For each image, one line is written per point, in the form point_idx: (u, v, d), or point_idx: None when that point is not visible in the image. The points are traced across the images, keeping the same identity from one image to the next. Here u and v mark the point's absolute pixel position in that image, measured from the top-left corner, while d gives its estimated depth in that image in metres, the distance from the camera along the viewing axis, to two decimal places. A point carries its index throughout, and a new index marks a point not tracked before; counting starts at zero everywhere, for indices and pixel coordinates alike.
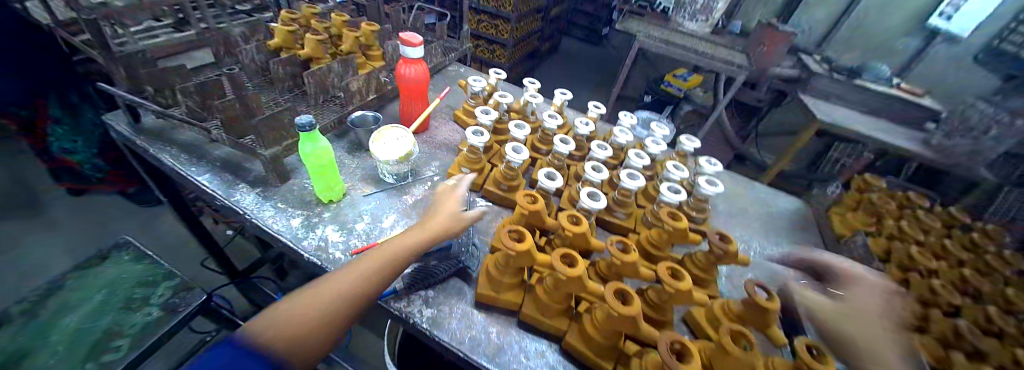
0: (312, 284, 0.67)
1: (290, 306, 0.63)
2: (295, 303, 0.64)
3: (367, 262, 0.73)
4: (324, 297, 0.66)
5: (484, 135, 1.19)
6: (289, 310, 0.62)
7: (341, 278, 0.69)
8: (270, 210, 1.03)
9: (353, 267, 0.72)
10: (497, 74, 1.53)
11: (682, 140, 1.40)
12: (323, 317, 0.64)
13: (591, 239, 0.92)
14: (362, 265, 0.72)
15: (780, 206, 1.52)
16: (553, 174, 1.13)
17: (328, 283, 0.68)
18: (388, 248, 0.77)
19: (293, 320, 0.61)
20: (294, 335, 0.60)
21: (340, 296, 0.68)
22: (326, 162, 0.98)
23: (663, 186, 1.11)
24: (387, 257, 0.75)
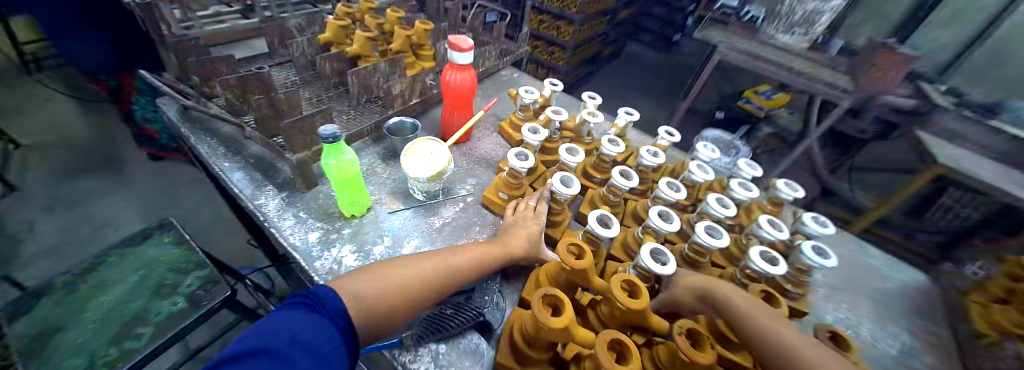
0: (383, 268, 0.70)
1: (373, 275, 0.69)
2: (377, 273, 0.70)
3: (429, 264, 0.76)
4: (403, 276, 0.71)
5: (530, 160, 1.00)
6: (374, 277, 0.69)
7: (424, 264, 0.75)
8: (291, 219, 0.96)
9: (433, 259, 0.78)
10: (553, 85, 1.35)
11: (778, 185, 1.12)
12: (399, 295, 0.69)
13: (650, 317, 0.71)
14: (443, 260, 0.78)
15: (904, 285, 1.17)
16: (608, 221, 0.92)
17: (409, 266, 0.74)
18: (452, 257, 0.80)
19: (373, 289, 0.66)
20: (368, 302, 0.64)
21: (402, 284, 0.70)
22: (350, 176, 0.87)
23: (754, 250, 0.85)
24: (447, 265, 0.78)
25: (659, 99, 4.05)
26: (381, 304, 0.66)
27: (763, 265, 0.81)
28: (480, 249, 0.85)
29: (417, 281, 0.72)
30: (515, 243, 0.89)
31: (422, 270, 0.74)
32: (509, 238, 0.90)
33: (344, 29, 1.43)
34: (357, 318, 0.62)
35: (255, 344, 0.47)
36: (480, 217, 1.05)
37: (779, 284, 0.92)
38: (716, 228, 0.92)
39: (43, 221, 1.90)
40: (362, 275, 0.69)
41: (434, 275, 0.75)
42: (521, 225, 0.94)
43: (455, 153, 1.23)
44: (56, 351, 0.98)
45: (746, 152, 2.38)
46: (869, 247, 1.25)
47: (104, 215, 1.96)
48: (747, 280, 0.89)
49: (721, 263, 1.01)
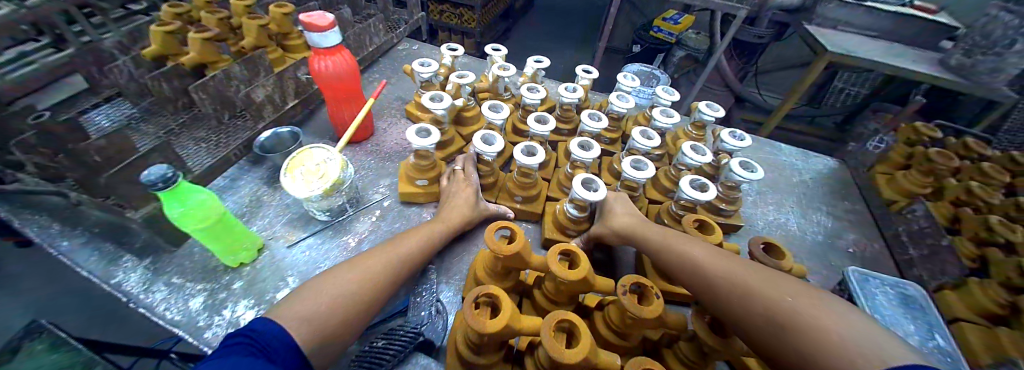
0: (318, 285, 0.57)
1: (313, 292, 0.56)
2: (315, 287, 0.57)
3: (376, 262, 0.65)
4: (350, 280, 0.60)
5: (433, 134, 0.84)
6: (315, 289, 0.56)
7: (376, 257, 0.66)
8: (164, 289, 0.84)
9: (378, 253, 0.67)
10: (452, 50, 1.17)
11: (700, 106, 1.10)
12: (353, 303, 0.58)
13: (594, 280, 0.67)
14: (391, 251, 0.69)
15: (815, 172, 1.25)
16: (533, 150, 0.91)
17: (352, 267, 0.62)
18: (396, 247, 0.70)
19: (320, 306, 0.54)
20: (317, 321, 0.52)
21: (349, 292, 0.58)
22: (213, 219, 0.73)
23: (682, 180, 0.83)
24: (396, 255, 0.68)
25: (580, 43, 4.01)
26: (332, 321, 0.54)
27: (690, 194, 0.79)
28: (425, 230, 0.77)
29: (370, 280, 0.62)
30: (455, 216, 0.82)
31: (371, 267, 0.63)
32: (448, 212, 0.82)
33: (176, 37, 1.18)
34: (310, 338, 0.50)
35: None
36: (405, 218, 0.94)
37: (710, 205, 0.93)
38: (642, 161, 0.90)
39: None
40: (299, 293, 0.56)
41: (385, 270, 0.65)
42: (455, 193, 0.86)
43: (358, 154, 1.06)
44: None
45: (664, 80, 2.45)
46: (783, 145, 1.32)
47: None
48: (681, 211, 0.88)
49: (658, 198, 0.99)
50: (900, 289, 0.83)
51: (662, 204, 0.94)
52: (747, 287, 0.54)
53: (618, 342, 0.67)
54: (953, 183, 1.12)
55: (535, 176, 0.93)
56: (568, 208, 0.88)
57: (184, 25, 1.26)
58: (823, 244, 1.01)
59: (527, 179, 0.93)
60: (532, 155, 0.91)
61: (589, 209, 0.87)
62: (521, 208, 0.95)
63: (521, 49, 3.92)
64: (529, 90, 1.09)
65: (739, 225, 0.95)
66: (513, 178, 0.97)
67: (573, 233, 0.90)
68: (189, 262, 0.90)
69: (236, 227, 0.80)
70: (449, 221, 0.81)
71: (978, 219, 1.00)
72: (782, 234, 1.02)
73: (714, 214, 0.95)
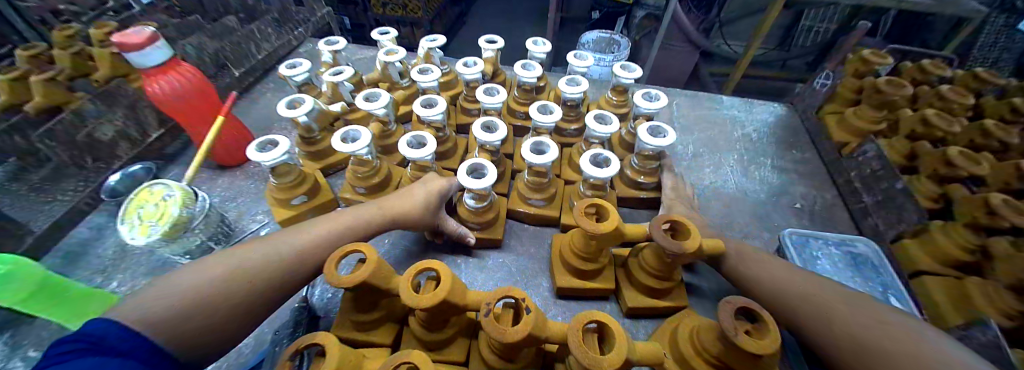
0: (257, 257, 0.56)
1: (235, 260, 0.54)
2: (180, 278, 0.49)
3: (320, 236, 0.63)
4: (224, 271, 0.51)
5: (279, 146, 0.73)
6: (242, 255, 0.55)
7: (315, 229, 0.63)
8: (21, 364, 0.69)
9: (276, 242, 0.59)
10: (331, 45, 1.01)
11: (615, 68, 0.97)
12: (231, 298, 0.50)
13: (460, 299, 0.55)
14: (333, 223, 0.66)
15: (762, 124, 1.13)
16: (421, 139, 0.79)
17: (238, 258, 0.54)
18: (339, 219, 0.67)
19: (182, 301, 0.46)
20: (219, 291, 0.50)
21: (283, 261, 0.57)
22: (35, 284, 0.58)
23: (583, 158, 0.70)
24: (341, 230, 0.65)
25: (539, 21, 3.76)
26: (198, 318, 0.47)
27: (589, 173, 0.66)
28: (351, 214, 0.68)
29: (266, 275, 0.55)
30: (403, 205, 0.71)
31: (255, 260, 0.55)
32: (400, 199, 0.72)
33: (26, 82, 1.05)
34: (211, 312, 0.48)
35: None
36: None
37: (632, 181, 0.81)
38: (545, 142, 0.77)
39: None
40: (223, 256, 0.54)
41: (275, 263, 0.56)
42: (419, 184, 0.76)
43: (235, 181, 0.94)
44: None
45: (623, 46, 2.27)
46: (721, 98, 1.20)
47: None
48: (590, 191, 0.77)
49: (571, 176, 0.89)
50: (848, 247, 0.73)
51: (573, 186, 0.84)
52: (867, 350, 0.44)
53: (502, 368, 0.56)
54: (908, 115, 1.01)
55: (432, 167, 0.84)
56: (467, 199, 0.77)
57: (36, 69, 1.11)
58: (765, 203, 0.90)
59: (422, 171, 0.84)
60: (423, 145, 0.79)
61: (490, 199, 0.76)
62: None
63: (476, 34, 3.70)
64: (420, 72, 0.93)
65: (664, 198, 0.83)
66: (409, 173, 0.86)
67: (476, 227, 0.77)
68: (51, 329, 0.74)
69: (70, 293, 0.63)
70: (409, 195, 0.73)
71: (934, 153, 0.89)
72: (717, 198, 0.90)
73: (636, 189, 0.83)
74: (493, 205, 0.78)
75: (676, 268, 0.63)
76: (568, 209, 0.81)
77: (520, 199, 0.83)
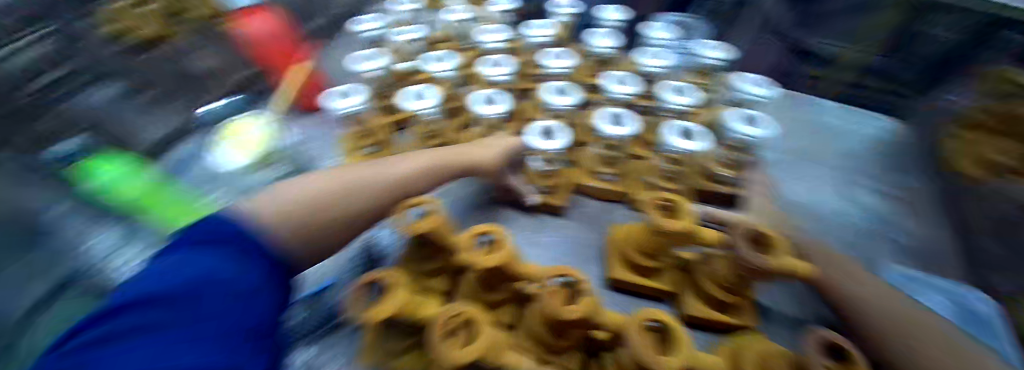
0: (360, 177, 0.63)
1: (340, 178, 0.61)
2: (305, 187, 0.58)
3: (409, 169, 0.67)
4: (333, 187, 0.59)
5: (356, 94, 0.77)
6: (349, 174, 0.63)
7: (406, 163, 0.68)
8: (122, 255, 0.81)
9: (369, 167, 0.65)
10: (407, 1, 1.01)
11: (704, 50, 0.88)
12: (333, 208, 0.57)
13: (511, 269, 0.55)
14: (420, 159, 0.70)
15: (862, 137, 0.99)
16: (490, 98, 0.77)
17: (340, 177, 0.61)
18: (426, 157, 0.70)
19: (303, 205, 0.55)
20: (325, 201, 0.57)
21: (376, 184, 0.62)
22: None
23: (665, 129, 0.66)
24: (426, 167, 0.68)
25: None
26: (314, 221, 0.55)
27: (672, 144, 0.63)
28: (436, 154, 0.72)
29: (362, 195, 0.60)
30: (481, 151, 0.73)
31: (360, 179, 0.62)
32: (480, 147, 0.74)
33: None
34: (317, 218, 0.55)
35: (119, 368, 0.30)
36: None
37: (709, 173, 0.77)
38: (623, 114, 0.70)
39: None
40: (332, 175, 0.62)
41: (369, 183, 0.61)
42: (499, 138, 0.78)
43: (307, 122, 0.99)
44: None
45: None
46: (827, 103, 1.10)
47: None
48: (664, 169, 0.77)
49: (642, 154, 0.83)
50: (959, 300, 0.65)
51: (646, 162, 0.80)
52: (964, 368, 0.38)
53: (546, 344, 0.56)
54: None
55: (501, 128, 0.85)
56: (536, 161, 0.80)
57: None
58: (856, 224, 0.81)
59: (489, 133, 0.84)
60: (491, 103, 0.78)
61: (559, 162, 0.78)
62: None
63: None
64: (489, 32, 0.91)
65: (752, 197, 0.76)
66: (472, 133, 0.85)
67: (542, 190, 0.80)
68: None
69: None
70: (488, 145, 0.75)
71: None
72: (800, 208, 0.84)
73: (714, 182, 0.78)
74: (562, 170, 0.82)
75: (748, 281, 0.58)
76: (639, 187, 0.80)
77: (591, 174, 0.84)
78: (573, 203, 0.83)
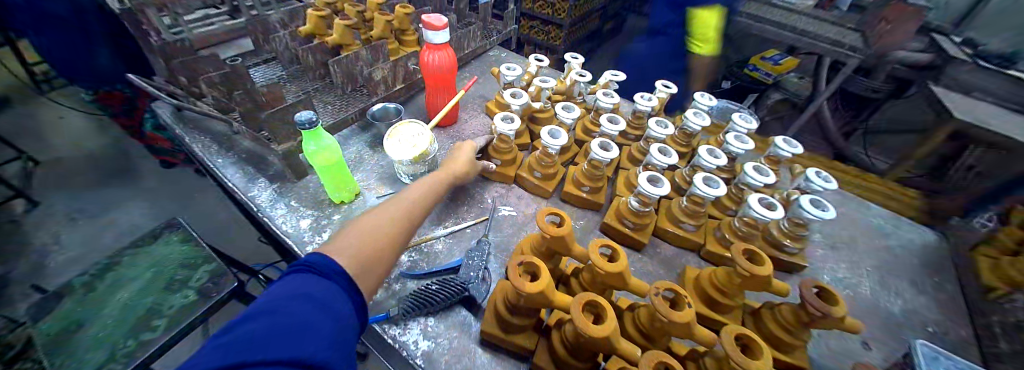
0: (374, 218, 0.67)
1: (355, 230, 0.64)
2: (334, 244, 0.60)
3: (411, 198, 0.76)
4: (356, 235, 0.63)
5: (516, 122, 1.02)
6: (356, 228, 0.64)
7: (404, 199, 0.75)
8: (283, 208, 0.99)
9: (385, 208, 0.71)
10: (537, 60, 1.27)
11: (777, 142, 1.10)
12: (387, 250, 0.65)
13: (628, 279, 0.72)
14: (416, 189, 0.80)
15: (902, 242, 1.14)
16: (606, 146, 0.99)
17: (361, 225, 0.66)
18: (419, 190, 0.80)
19: (352, 250, 0.60)
20: (357, 252, 0.60)
21: (393, 218, 0.69)
22: (332, 161, 0.90)
23: (751, 198, 0.88)
24: (425, 197, 0.79)
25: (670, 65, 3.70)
26: (366, 259, 0.61)
27: (756, 210, 0.84)
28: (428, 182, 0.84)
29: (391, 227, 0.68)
30: (455, 166, 0.93)
31: (378, 222, 0.67)
32: (451, 165, 0.93)
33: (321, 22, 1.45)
34: (359, 259, 0.60)
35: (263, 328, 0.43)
36: (480, 187, 1.11)
37: (775, 242, 0.96)
38: (713, 179, 0.94)
39: (64, 232, 1.94)
40: (340, 236, 0.63)
41: (387, 225, 0.68)
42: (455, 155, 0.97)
43: (439, 135, 1.22)
44: (80, 344, 1.11)
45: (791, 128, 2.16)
46: (870, 205, 1.26)
47: (119, 225, 2.00)
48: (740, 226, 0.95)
49: (716, 214, 1.05)
50: None
51: (721, 220, 1.00)
52: None
53: (644, 345, 0.71)
54: None
55: (602, 169, 1.02)
56: (632, 201, 0.96)
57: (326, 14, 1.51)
58: (894, 311, 0.94)
59: (596, 171, 1.03)
60: (605, 149, 1.00)
61: (652, 205, 0.94)
62: (587, 198, 1.03)
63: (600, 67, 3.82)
64: (604, 94, 1.15)
65: (802, 265, 0.96)
66: (581, 169, 1.06)
67: (631, 225, 0.96)
68: (306, 193, 1.04)
69: (340, 174, 0.96)
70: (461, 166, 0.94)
71: None
72: (844, 289, 0.98)
73: (774, 249, 0.97)
74: (651, 213, 0.97)
75: (808, 328, 0.73)
76: (713, 241, 0.97)
77: (670, 222, 1.00)
78: (655, 243, 1.02)
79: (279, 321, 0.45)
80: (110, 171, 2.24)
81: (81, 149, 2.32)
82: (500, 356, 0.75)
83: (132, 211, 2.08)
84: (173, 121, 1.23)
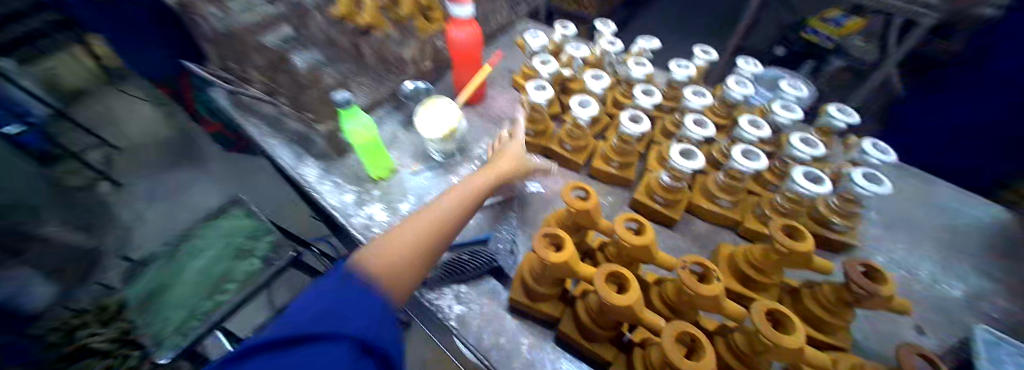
0: (421, 216, 0.64)
1: (403, 228, 0.61)
2: (384, 241, 0.57)
3: (455, 194, 0.71)
4: (405, 234, 0.59)
5: (548, 91, 1.01)
6: (404, 226, 0.61)
7: (447, 195, 0.70)
8: (329, 184, 1.07)
9: (432, 206, 0.67)
10: (564, 29, 1.23)
11: (831, 110, 1.01)
12: (424, 246, 0.60)
13: (655, 253, 0.72)
14: (462, 186, 0.74)
15: (971, 221, 1.04)
16: (637, 119, 0.96)
17: (413, 221, 0.63)
18: (463, 187, 0.74)
19: (402, 248, 0.57)
20: (404, 250, 0.57)
21: (439, 216, 0.65)
22: (369, 140, 0.96)
23: (796, 171, 0.83)
24: (469, 194, 0.74)
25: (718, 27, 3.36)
26: (415, 255, 0.58)
27: (801, 184, 0.80)
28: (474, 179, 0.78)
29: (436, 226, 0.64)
30: (504, 164, 0.87)
31: (424, 221, 0.63)
32: (499, 161, 0.87)
33: None
34: (406, 259, 0.56)
35: (312, 317, 0.39)
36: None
37: (822, 218, 0.90)
38: (754, 151, 0.89)
39: (146, 210, 2.22)
40: (389, 233, 0.59)
41: (437, 223, 0.65)
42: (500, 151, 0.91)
43: (467, 113, 1.24)
44: (168, 302, 1.30)
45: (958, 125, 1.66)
46: (937, 179, 1.14)
47: (191, 203, 2.25)
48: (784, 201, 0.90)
49: (756, 189, 1.00)
50: None
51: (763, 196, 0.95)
52: None
53: (669, 315, 0.72)
54: None
55: (632, 144, 1.00)
56: (663, 175, 0.93)
57: None
58: (955, 295, 0.87)
59: (626, 146, 1.01)
60: (636, 122, 0.97)
61: (687, 180, 0.91)
62: (615, 173, 1.02)
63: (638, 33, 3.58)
64: (636, 64, 1.10)
65: (851, 243, 0.90)
66: (611, 144, 1.04)
67: (661, 201, 0.94)
68: (350, 170, 1.11)
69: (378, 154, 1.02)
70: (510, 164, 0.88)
71: None
72: (899, 269, 0.92)
73: (820, 224, 0.92)
74: (684, 188, 0.94)
75: (850, 307, 0.70)
76: (750, 217, 0.94)
77: (705, 197, 0.97)
78: (689, 220, 1.00)
79: (330, 308, 0.40)
80: (180, 155, 2.50)
81: (155, 135, 2.59)
82: (527, 323, 0.78)
83: (201, 190, 2.32)
84: (228, 107, 1.34)
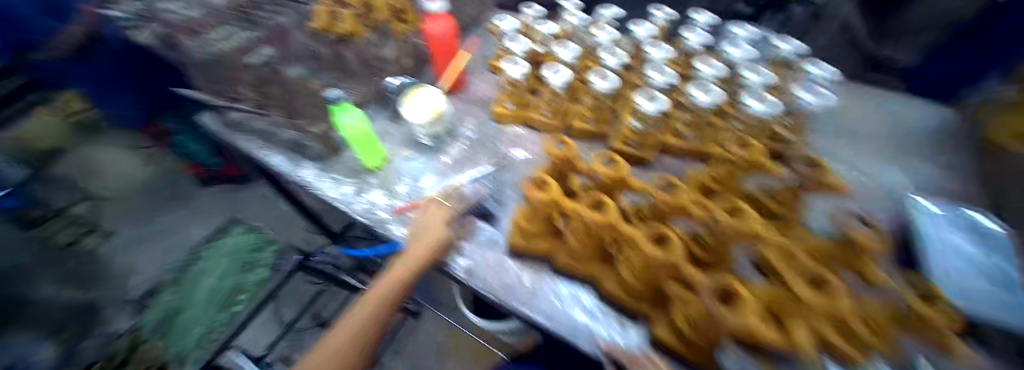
0: (352, 316, 0.74)
1: (336, 335, 0.71)
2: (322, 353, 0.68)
3: (383, 286, 0.77)
4: (336, 346, 0.69)
5: (522, 64, 1.09)
6: (335, 335, 0.71)
7: (381, 283, 0.78)
8: (328, 180, 1.15)
9: (367, 300, 0.76)
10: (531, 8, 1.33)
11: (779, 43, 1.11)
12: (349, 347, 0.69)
13: (630, 179, 0.78)
14: (393, 269, 0.79)
15: (910, 123, 1.16)
16: (606, 75, 1.03)
17: (348, 321, 0.73)
18: (394, 270, 0.78)
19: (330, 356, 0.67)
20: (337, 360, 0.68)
21: (367, 315, 0.74)
22: (362, 132, 1.04)
23: (749, 96, 0.91)
24: (399, 276, 0.77)
25: None
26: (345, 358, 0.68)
27: (754, 106, 0.88)
28: (402, 263, 0.79)
29: (362, 323, 0.73)
30: (433, 232, 0.83)
31: (352, 324, 0.72)
32: (426, 229, 0.84)
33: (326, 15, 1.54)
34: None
35: None
36: (497, 134, 1.20)
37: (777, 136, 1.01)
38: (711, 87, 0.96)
39: (144, 253, 2.24)
40: (326, 343, 0.71)
41: (364, 318, 0.73)
42: (431, 215, 0.88)
43: (451, 99, 1.33)
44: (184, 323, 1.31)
45: None
46: (881, 94, 1.27)
47: (191, 238, 2.29)
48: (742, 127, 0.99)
49: None
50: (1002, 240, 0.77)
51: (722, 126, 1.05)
52: None
53: None
54: None
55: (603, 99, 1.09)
56: (634, 122, 1.04)
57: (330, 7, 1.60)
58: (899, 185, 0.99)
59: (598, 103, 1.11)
60: (605, 79, 1.03)
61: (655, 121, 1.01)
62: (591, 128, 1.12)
63: None
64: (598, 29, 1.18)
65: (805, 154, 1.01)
66: (584, 103, 1.13)
67: (635, 144, 1.06)
68: (345, 165, 1.19)
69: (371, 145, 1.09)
70: (442, 220, 0.85)
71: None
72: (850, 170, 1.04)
73: (778, 142, 1.02)
74: (653, 130, 1.05)
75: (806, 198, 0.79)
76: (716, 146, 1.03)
77: (672, 136, 1.08)
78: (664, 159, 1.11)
79: None
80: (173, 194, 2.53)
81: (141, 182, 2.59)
82: (526, 263, 0.87)
83: (199, 226, 2.36)
84: (219, 128, 1.39)
